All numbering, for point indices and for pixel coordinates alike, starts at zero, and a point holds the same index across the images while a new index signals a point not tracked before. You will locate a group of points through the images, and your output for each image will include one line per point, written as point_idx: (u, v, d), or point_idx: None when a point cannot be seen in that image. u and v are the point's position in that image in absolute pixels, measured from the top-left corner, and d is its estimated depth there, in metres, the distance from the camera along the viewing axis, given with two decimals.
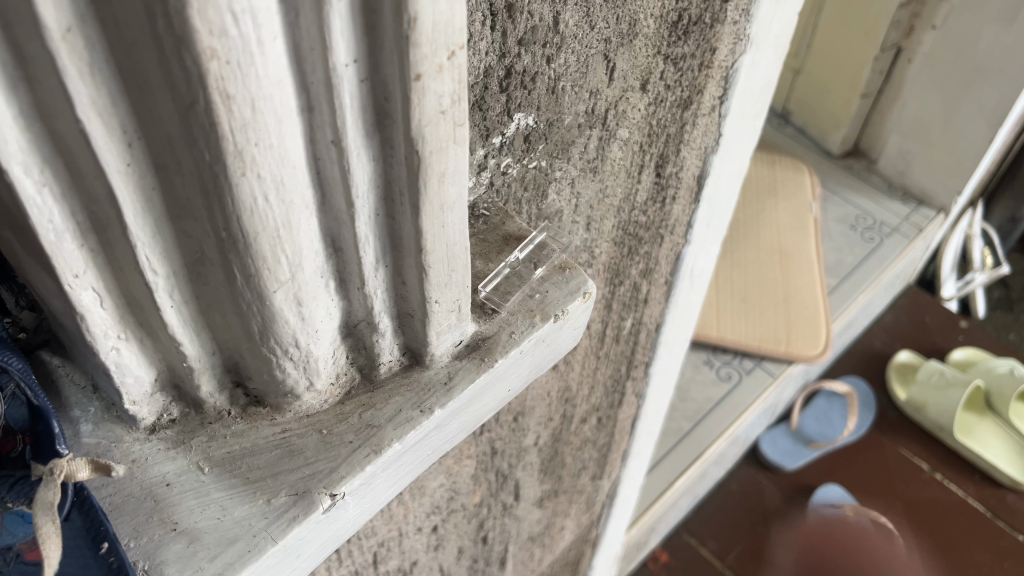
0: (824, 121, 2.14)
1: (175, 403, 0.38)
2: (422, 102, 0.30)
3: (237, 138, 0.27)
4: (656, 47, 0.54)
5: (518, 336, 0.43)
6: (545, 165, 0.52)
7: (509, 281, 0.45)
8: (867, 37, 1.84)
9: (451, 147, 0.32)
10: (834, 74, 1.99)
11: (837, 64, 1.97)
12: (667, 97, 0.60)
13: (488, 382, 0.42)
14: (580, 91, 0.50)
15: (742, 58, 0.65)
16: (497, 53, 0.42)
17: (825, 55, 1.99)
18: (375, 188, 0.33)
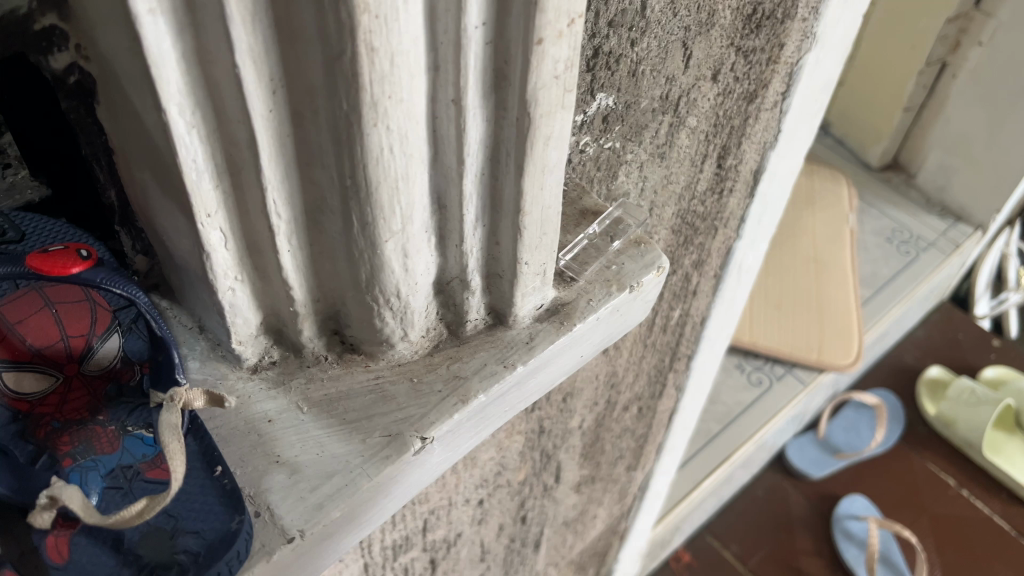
0: (864, 133, 2.15)
1: (276, 347, 0.40)
2: (539, 67, 0.32)
3: (374, 89, 0.30)
4: (730, 38, 0.56)
5: (595, 304, 0.45)
6: (618, 147, 0.54)
7: (587, 252, 0.47)
8: (915, 51, 1.84)
9: (559, 112, 0.34)
10: (878, 86, 2.00)
11: (879, 78, 1.98)
12: (735, 89, 0.62)
13: (566, 345, 0.44)
14: (657, 76, 0.53)
15: (807, 56, 0.66)
16: (588, 33, 0.45)
17: (866, 70, 2.01)
18: (483, 149, 0.35)
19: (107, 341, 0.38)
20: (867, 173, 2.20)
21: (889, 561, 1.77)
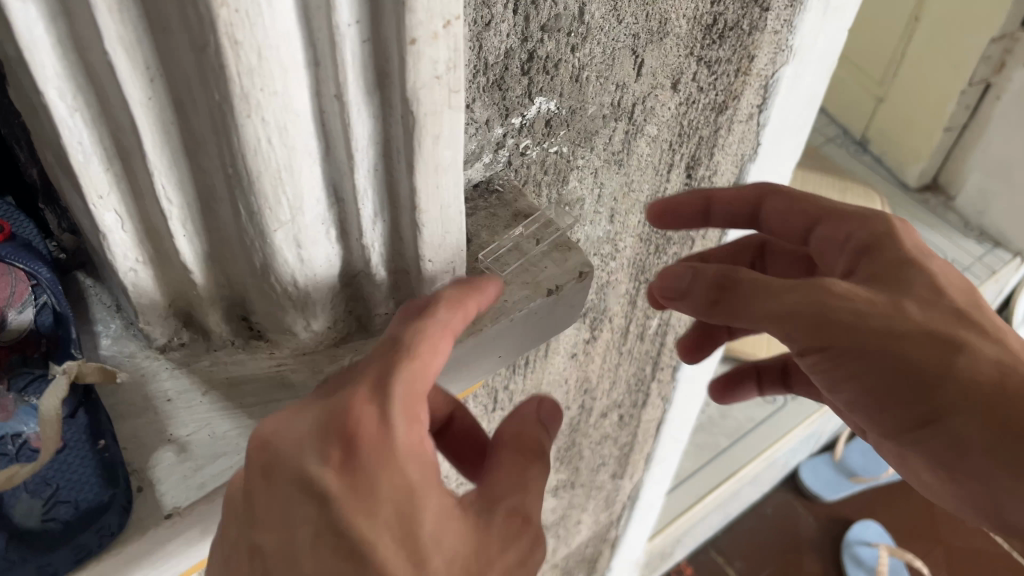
0: (904, 141, 1.92)
1: (186, 330, 0.42)
2: (417, 66, 0.33)
3: (243, 82, 0.30)
4: (689, 48, 0.56)
5: (510, 306, 0.45)
6: (566, 152, 0.55)
7: (510, 253, 0.48)
8: (947, 80, 1.69)
9: (446, 112, 0.35)
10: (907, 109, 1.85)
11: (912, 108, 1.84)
12: (700, 99, 0.61)
13: (476, 344, 0.44)
14: (605, 83, 0.52)
15: (782, 70, 0.65)
16: (519, 37, 0.45)
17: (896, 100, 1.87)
18: (374, 144, 0.36)
19: (21, 314, 0.39)
20: (905, 181, 1.92)
21: None
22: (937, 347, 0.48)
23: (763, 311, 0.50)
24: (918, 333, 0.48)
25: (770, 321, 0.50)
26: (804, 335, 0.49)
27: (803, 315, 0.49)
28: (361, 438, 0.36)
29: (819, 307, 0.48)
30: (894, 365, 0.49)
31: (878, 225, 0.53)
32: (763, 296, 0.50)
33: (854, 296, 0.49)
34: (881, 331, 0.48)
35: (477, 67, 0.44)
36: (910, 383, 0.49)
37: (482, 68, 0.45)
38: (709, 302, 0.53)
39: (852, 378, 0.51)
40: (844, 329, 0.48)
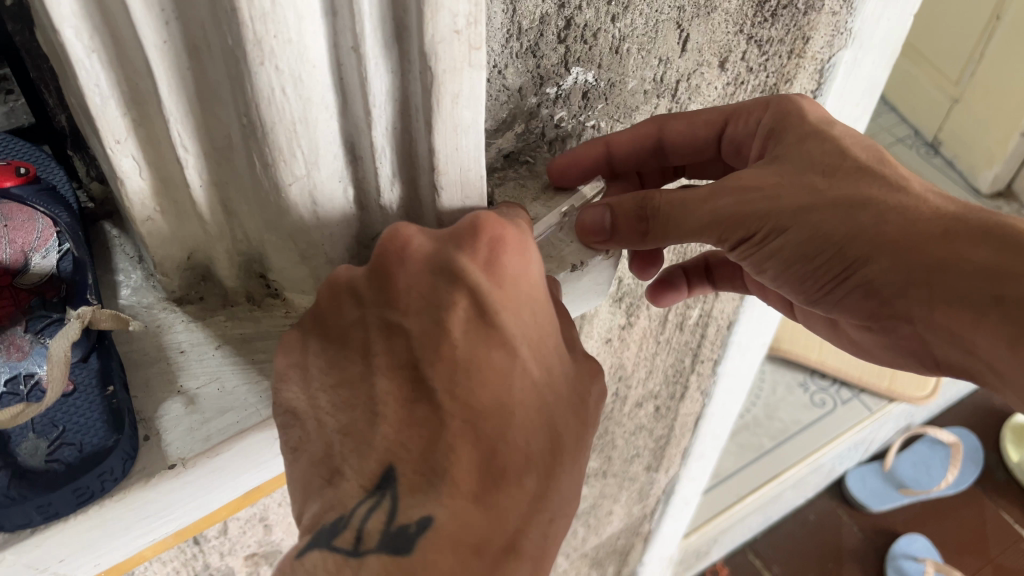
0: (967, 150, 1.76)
1: (203, 284, 0.42)
2: (435, 19, 0.32)
3: (256, 27, 0.29)
4: (738, 25, 0.53)
5: None
6: (604, 126, 0.53)
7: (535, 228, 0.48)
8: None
9: (466, 69, 0.34)
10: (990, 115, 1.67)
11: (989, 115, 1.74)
12: (749, 80, 0.59)
13: None
14: (648, 56, 0.51)
15: (841, 53, 0.62)
16: (555, 3, 0.43)
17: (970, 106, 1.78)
18: (392, 100, 0.35)
19: (45, 258, 0.39)
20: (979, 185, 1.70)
21: None
22: (845, 204, 0.47)
23: (685, 219, 0.48)
24: (822, 196, 0.48)
25: (694, 228, 0.49)
26: (725, 234, 0.50)
27: (721, 217, 0.49)
28: (506, 249, 0.39)
29: (738, 204, 0.48)
30: (811, 245, 0.49)
31: (765, 112, 0.52)
32: (683, 208, 0.48)
33: (756, 178, 0.49)
34: (787, 207, 0.48)
35: (510, 31, 0.43)
36: (833, 256, 0.49)
37: (515, 33, 0.43)
38: (636, 234, 0.48)
39: (783, 264, 0.51)
40: (758, 220, 0.49)
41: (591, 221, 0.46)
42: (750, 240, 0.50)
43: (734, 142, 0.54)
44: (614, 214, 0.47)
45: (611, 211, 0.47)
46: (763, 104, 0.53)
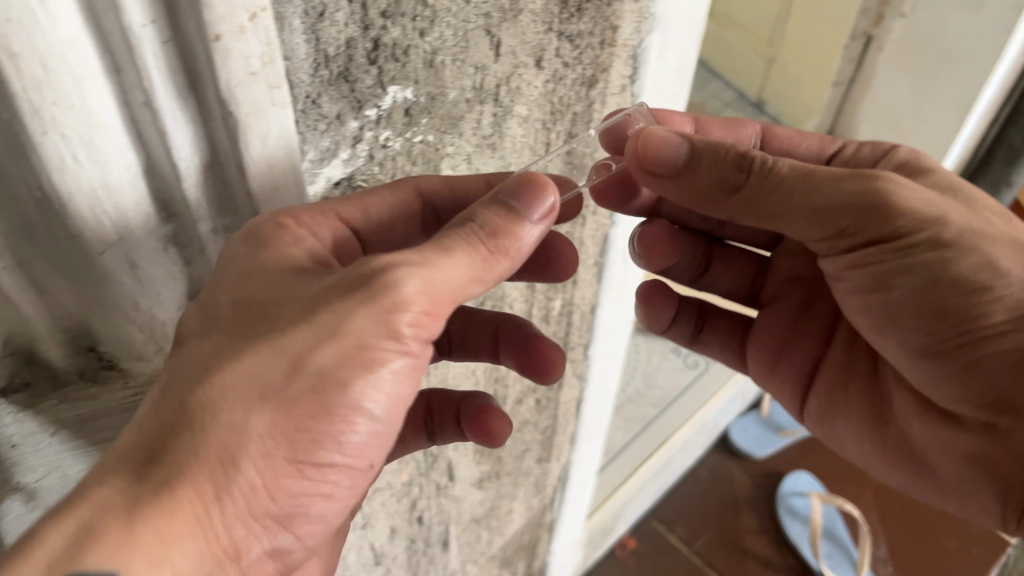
0: (788, 112, 1.50)
1: (28, 367, 0.38)
2: (226, 63, 0.30)
3: (31, 96, 0.28)
4: (546, 23, 0.55)
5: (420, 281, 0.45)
6: (432, 140, 0.53)
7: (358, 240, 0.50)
8: (833, 37, 1.30)
9: (269, 109, 0.33)
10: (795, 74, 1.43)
11: None
12: (567, 74, 0.60)
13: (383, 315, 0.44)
14: (463, 66, 0.51)
15: (649, 37, 0.64)
16: (359, 26, 0.43)
17: None
18: (199, 151, 0.34)
19: None
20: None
21: (833, 536, 1.71)
22: (975, 266, 0.55)
23: (797, 193, 0.53)
24: (971, 245, 0.55)
25: (798, 203, 0.54)
26: (831, 222, 0.55)
27: (847, 203, 0.53)
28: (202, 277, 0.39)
29: (866, 193, 0.53)
30: (916, 263, 0.55)
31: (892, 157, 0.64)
32: (784, 175, 0.54)
33: (918, 204, 0.54)
34: (920, 227, 0.54)
35: (317, 60, 0.42)
36: (926, 277, 0.56)
37: (323, 61, 0.43)
38: (711, 173, 0.54)
39: (867, 267, 0.57)
40: (883, 222, 0.54)
41: (661, 144, 0.53)
42: (892, 245, 0.55)
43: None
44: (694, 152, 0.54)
45: (693, 144, 0.54)
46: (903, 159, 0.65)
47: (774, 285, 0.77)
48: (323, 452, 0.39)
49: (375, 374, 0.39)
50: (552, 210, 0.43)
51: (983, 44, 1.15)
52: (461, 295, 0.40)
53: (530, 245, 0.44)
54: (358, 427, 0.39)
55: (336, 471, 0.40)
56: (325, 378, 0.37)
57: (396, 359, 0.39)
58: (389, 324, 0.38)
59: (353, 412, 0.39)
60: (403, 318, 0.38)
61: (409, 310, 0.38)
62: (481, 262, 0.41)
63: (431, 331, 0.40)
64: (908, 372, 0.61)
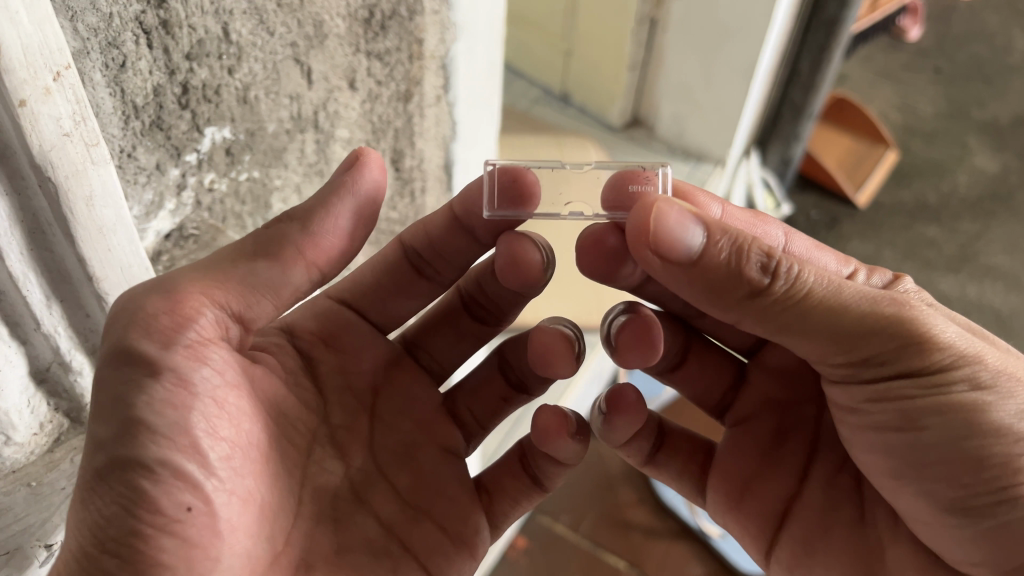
0: (594, 100, 1.43)
1: None
2: (36, 128, 0.29)
3: None
4: (353, 45, 0.55)
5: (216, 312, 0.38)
6: (259, 175, 0.53)
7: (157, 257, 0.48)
8: (619, 27, 1.26)
9: (90, 168, 0.32)
10: (595, 61, 1.36)
11: None
12: (381, 92, 0.61)
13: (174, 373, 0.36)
14: (277, 97, 0.50)
15: (455, 47, 0.66)
16: (164, 71, 0.42)
17: None
18: (18, 225, 0.31)
19: None
20: (612, 136, 1.43)
21: None
22: None
23: (818, 299, 0.43)
24: (1010, 388, 0.44)
25: (823, 320, 0.43)
26: (854, 347, 0.44)
27: (883, 331, 0.43)
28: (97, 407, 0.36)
29: (893, 308, 0.43)
30: (953, 410, 0.44)
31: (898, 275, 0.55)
32: (814, 282, 0.43)
33: (967, 338, 0.44)
34: (970, 370, 0.43)
35: (125, 112, 0.41)
36: (966, 431, 0.44)
37: (132, 112, 0.41)
38: (725, 274, 0.43)
39: (890, 404, 0.46)
40: (922, 354, 0.43)
41: (676, 230, 0.41)
42: (914, 379, 0.44)
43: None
44: (708, 246, 0.42)
45: (710, 235, 0.42)
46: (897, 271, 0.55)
47: (747, 404, 0.61)
48: (121, 522, 0.34)
49: (139, 419, 0.35)
50: (360, 160, 0.42)
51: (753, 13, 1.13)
52: (230, 280, 0.39)
53: (350, 197, 0.42)
54: (149, 482, 0.34)
55: (160, 536, 0.35)
56: (107, 450, 0.34)
57: (150, 389, 0.35)
58: (126, 345, 0.35)
59: (140, 470, 0.34)
60: (144, 337, 0.35)
61: (144, 316, 0.36)
62: (253, 245, 0.40)
63: (199, 330, 0.37)
64: (922, 534, 0.48)
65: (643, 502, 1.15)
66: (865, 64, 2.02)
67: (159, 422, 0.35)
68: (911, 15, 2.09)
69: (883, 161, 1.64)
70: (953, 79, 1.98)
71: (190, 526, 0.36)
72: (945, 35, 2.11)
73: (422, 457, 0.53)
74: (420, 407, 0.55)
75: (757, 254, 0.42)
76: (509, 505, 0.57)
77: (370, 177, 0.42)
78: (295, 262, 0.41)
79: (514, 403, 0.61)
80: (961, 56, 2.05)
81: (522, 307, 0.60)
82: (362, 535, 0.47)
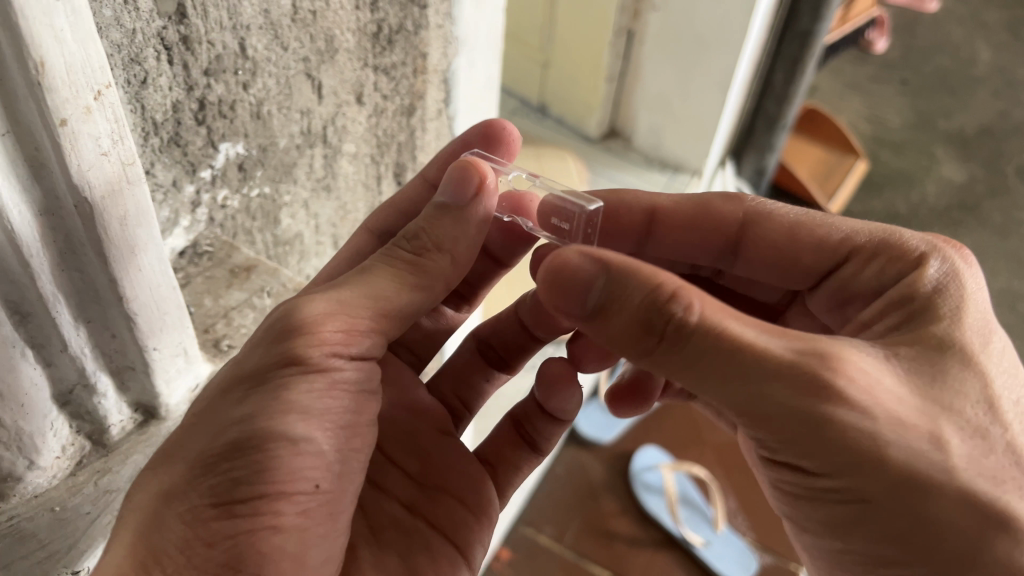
0: (571, 111, 1.43)
1: None
2: (76, 147, 0.29)
3: None
4: (361, 60, 0.55)
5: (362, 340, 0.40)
6: (270, 191, 0.52)
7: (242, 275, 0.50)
8: (596, 39, 1.26)
9: (125, 187, 0.32)
10: (571, 72, 1.35)
11: None
12: (387, 107, 0.60)
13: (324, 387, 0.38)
14: (289, 112, 0.50)
15: (456, 60, 0.65)
16: (182, 87, 0.42)
17: None
18: (51, 245, 0.31)
19: None
20: (590, 148, 1.43)
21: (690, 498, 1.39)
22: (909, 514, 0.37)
23: (698, 371, 0.38)
24: (907, 484, 0.37)
25: (707, 387, 0.38)
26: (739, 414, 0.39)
27: (788, 416, 0.37)
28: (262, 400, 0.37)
29: (784, 392, 0.37)
30: (871, 514, 0.38)
31: (927, 249, 0.46)
32: (697, 351, 0.38)
33: (882, 422, 0.37)
34: (890, 476, 0.37)
35: (145, 128, 0.41)
36: (873, 521, 0.38)
37: (151, 129, 0.41)
38: (621, 327, 0.39)
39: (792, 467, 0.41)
40: (812, 439, 0.37)
41: (569, 278, 0.39)
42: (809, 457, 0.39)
43: (846, 286, 0.49)
44: (609, 292, 0.39)
45: (611, 279, 0.39)
46: (934, 244, 0.46)
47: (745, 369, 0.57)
48: (252, 485, 0.35)
49: (293, 400, 0.36)
50: (481, 187, 0.42)
51: (728, 27, 1.14)
52: (393, 304, 0.40)
53: (475, 228, 0.43)
54: (290, 453, 0.36)
55: (280, 501, 0.35)
56: (246, 424, 0.35)
57: (310, 381, 0.37)
58: (297, 352, 0.37)
59: (279, 442, 0.35)
60: (313, 346, 0.37)
61: (320, 328, 0.38)
62: (407, 269, 0.41)
63: (358, 347, 0.39)
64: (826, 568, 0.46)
65: (627, 512, 1.08)
66: (834, 75, 2.05)
67: (314, 405, 0.37)
68: (878, 28, 2.13)
69: (854, 170, 1.63)
70: (919, 90, 2.01)
71: (312, 500, 0.37)
72: (910, 48, 2.16)
73: (426, 442, 0.53)
74: (414, 392, 0.54)
75: (653, 307, 0.38)
76: (514, 473, 0.57)
77: (487, 210, 0.43)
78: (441, 280, 0.43)
79: (496, 380, 0.61)
80: (926, 67, 2.09)
81: (493, 285, 0.60)
82: (388, 518, 0.48)
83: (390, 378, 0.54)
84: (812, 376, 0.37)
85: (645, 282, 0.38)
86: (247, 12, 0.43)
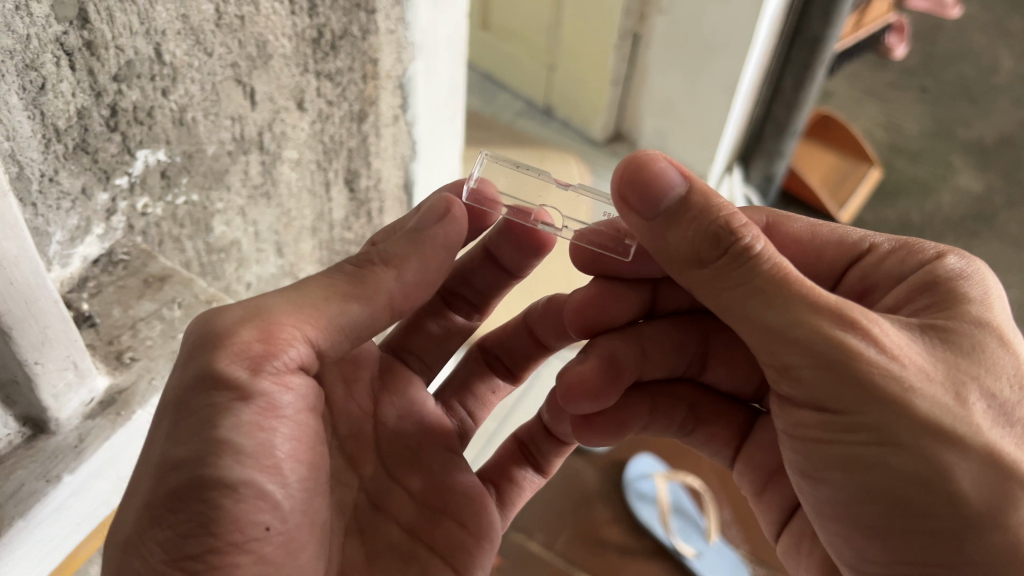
0: (575, 114, 1.40)
1: None
2: None
3: None
4: (301, 65, 0.54)
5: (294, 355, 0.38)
6: (198, 199, 0.51)
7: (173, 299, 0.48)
8: (601, 41, 1.24)
9: None
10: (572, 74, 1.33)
11: None
12: (334, 113, 0.59)
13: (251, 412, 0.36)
14: (217, 119, 0.49)
15: (412, 66, 0.64)
16: (89, 94, 0.41)
17: None
18: None
19: None
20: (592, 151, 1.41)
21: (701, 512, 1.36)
22: (947, 473, 0.36)
23: (755, 291, 0.38)
24: (943, 441, 0.36)
25: (759, 310, 0.38)
26: (782, 351, 0.38)
27: (828, 348, 0.37)
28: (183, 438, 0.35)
29: (834, 322, 0.37)
30: (901, 463, 0.36)
31: (939, 250, 0.44)
32: (760, 272, 0.38)
33: (917, 373, 0.37)
34: (919, 421, 0.36)
35: (46, 135, 0.40)
36: (916, 485, 0.36)
37: (53, 136, 0.40)
38: (688, 240, 0.40)
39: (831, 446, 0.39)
40: (855, 384, 0.37)
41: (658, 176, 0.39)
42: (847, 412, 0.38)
43: (865, 279, 0.46)
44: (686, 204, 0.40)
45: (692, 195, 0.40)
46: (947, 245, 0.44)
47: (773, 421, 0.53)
48: (202, 541, 0.34)
49: (225, 440, 0.35)
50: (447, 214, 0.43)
51: (734, 31, 1.11)
52: (325, 313, 0.39)
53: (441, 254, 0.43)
54: (231, 499, 0.34)
55: (234, 553, 0.34)
56: (186, 470, 0.34)
57: (237, 411, 0.36)
58: (213, 369, 0.36)
59: (219, 488, 0.34)
60: (230, 360, 0.36)
61: (234, 338, 0.36)
62: (346, 278, 0.40)
63: (284, 356, 0.37)
64: None
65: None
66: (850, 81, 2.02)
67: (245, 443, 0.35)
68: (897, 34, 2.09)
69: (866, 179, 1.60)
70: (939, 98, 1.97)
71: (267, 544, 0.36)
72: (930, 55, 2.12)
73: (430, 460, 0.50)
74: (421, 406, 0.52)
75: (725, 226, 0.39)
76: (516, 489, 0.57)
77: (455, 236, 0.43)
78: (384, 292, 0.41)
79: (503, 390, 0.60)
80: (947, 75, 2.05)
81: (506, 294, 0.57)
82: (385, 542, 0.45)
83: (394, 387, 0.51)
84: (854, 316, 0.37)
85: (722, 208, 0.40)
86: (162, 18, 0.42)
